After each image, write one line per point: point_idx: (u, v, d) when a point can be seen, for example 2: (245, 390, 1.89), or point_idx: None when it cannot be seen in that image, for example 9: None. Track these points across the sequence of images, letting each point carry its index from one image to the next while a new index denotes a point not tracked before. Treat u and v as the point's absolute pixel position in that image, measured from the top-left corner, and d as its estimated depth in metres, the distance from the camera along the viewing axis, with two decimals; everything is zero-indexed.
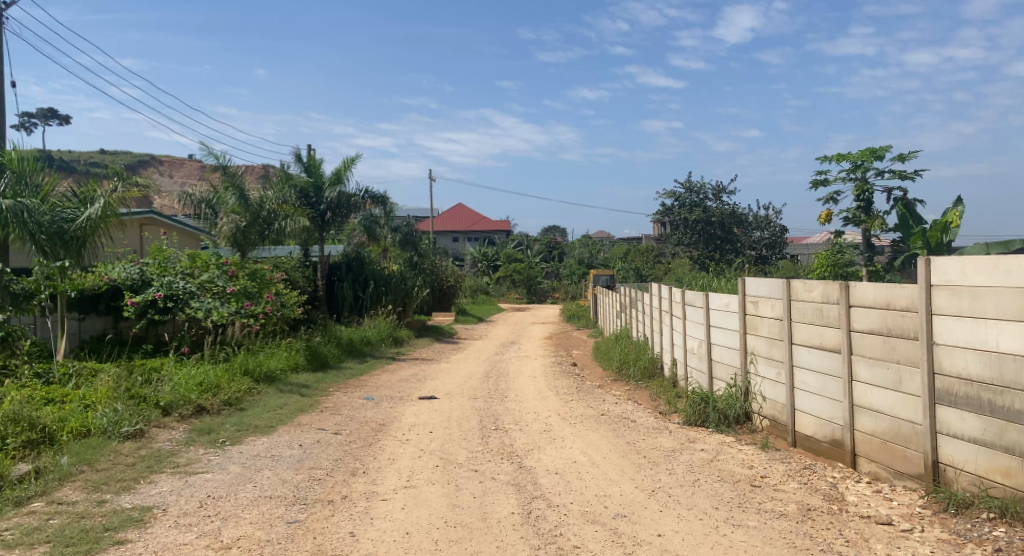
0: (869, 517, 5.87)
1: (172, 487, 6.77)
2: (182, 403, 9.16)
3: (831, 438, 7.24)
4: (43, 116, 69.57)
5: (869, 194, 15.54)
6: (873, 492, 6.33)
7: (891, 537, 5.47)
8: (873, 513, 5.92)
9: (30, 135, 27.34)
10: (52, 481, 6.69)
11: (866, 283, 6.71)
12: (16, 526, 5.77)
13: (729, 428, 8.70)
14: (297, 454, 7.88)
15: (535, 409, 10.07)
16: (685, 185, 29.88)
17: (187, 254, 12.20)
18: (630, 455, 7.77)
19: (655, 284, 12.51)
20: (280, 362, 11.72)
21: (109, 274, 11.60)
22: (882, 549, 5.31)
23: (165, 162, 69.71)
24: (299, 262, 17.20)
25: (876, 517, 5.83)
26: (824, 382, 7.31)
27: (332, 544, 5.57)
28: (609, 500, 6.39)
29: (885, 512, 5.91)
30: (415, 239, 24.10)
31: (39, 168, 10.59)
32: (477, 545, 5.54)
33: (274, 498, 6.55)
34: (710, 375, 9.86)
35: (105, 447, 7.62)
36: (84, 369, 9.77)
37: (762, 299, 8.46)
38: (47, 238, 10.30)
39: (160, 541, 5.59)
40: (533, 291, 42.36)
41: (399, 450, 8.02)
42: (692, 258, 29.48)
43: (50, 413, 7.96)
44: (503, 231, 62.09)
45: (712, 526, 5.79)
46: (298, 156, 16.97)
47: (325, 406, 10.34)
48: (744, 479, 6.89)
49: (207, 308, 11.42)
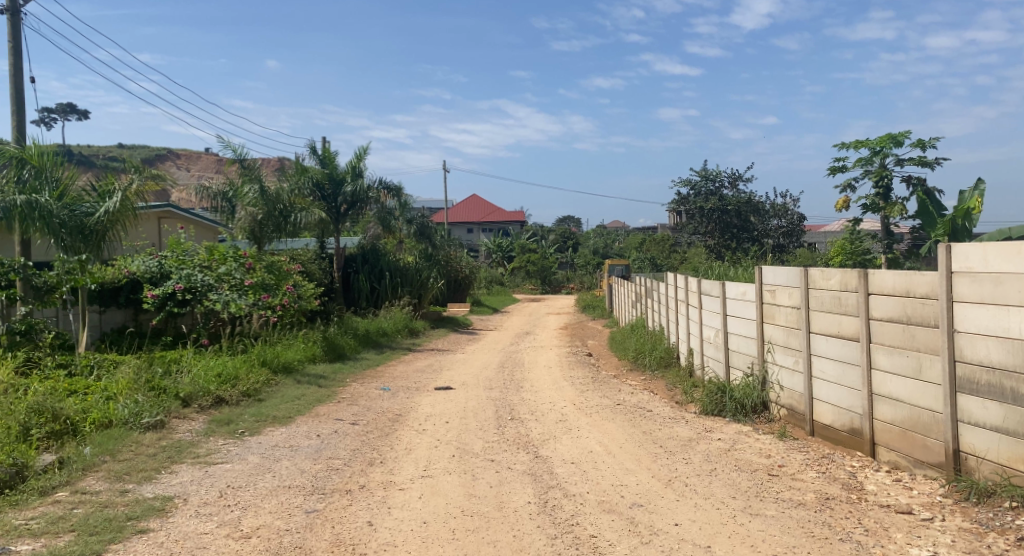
0: (888, 506, 5.84)
1: (193, 477, 6.86)
2: (202, 394, 9.27)
3: (849, 426, 7.21)
4: (62, 110, 70.42)
5: (887, 180, 15.37)
6: (893, 482, 6.30)
7: (911, 526, 5.46)
8: (893, 502, 5.90)
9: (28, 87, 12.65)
10: (76, 471, 6.79)
11: (885, 270, 6.67)
12: (42, 515, 5.88)
13: (747, 417, 8.68)
14: (315, 445, 7.95)
15: (550, 399, 10.12)
16: (700, 173, 29.66)
17: (204, 247, 12.25)
18: (647, 444, 7.78)
19: (671, 274, 12.46)
20: (298, 353, 11.83)
21: (128, 268, 11.66)
22: (902, 538, 5.29)
23: (182, 156, 70.77)
24: (315, 254, 17.31)
25: (896, 506, 5.82)
26: (842, 370, 7.27)
27: (350, 533, 5.62)
28: (625, 490, 6.40)
29: (905, 501, 5.90)
30: (430, 230, 24.22)
31: (59, 163, 10.67)
32: (494, 534, 5.57)
33: (293, 488, 6.61)
34: (727, 364, 9.81)
35: (126, 438, 7.72)
36: (106, 360, 9.85)
37: (780, 287, 8.41)
38: (67, 232, 10.42)
39: (181, 531, 5.67)
40: (547, 281, 42.46)
41: (416, 440, 8.08)
42: (707, 247, 29.27)
43: (73, 404, 8.08)
44: (519, 223, 62.08)
45: (729, 515, 5.79)
46: (313, 148, 17.00)
47: (342, 396, 10.41)
48: (762, 468, 6.88)
49: (226, 300, 11.42)
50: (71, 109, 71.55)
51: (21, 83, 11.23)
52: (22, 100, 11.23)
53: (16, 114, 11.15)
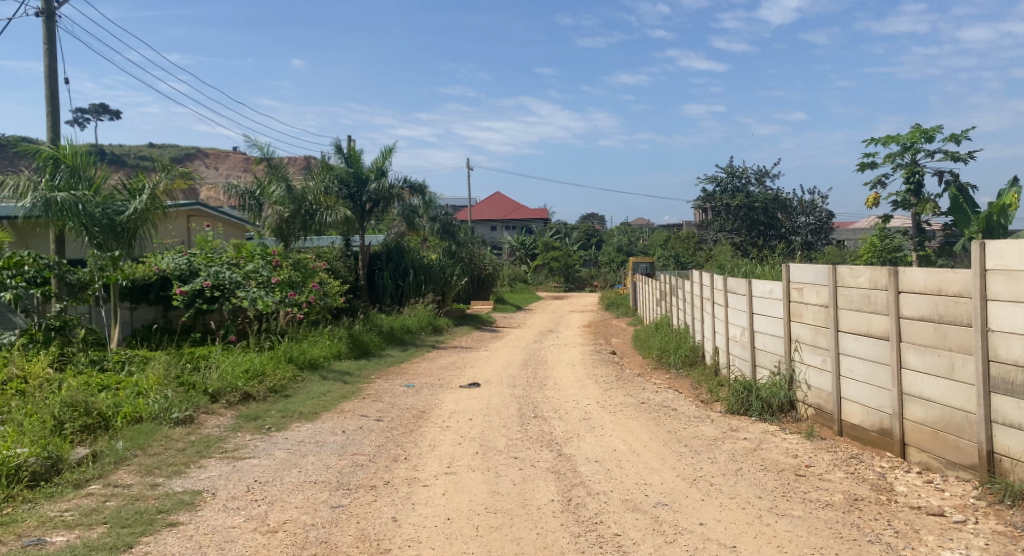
0: (919, 508, 5.76)
1: (221, 472, 6.97)
2: (230, 390, 9.41)
3: (879, 427, 7.12)
4: (95, 111, 71.54)
5: (919, 176, 15.07)
6: (924, 483, 6.21)
7: (943, 529, 5.38)
8: (923, 503, 5.82)
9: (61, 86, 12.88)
10: (108, 464, 6.93)
11: (916, 267, 6.57)
12: (76, 507, 6.01)
13: (773, 417, 8.60)
14: (341, 441, 8.03)
15: (574, 397, 10.10)
16: (726, 170, 29.40)
17: (232, 246, 12.56)
18: (671, 443, 7.74)
19: (697, 272, 12.37)
20: (324, 350, 11.95)
21: (158, 265, 11.82)
22: (933, 541, 5.22)
23: (210, 154, 71.65)
24: (340, 252, 17.44)
25: (927, 508, 5.74)
26: (871, 370, 7.18)
27: (374, 529, 5.67)
28: (649, 489, 6.39)
29: (936, 503, 5.82)
30: (453, 228, 24.30)
31: (91, 162, 10.86)
32: (517, 531, 5.59)
33: (319, 483, 6.69)
34: (754, 363, 9.72)
35: (157, 433, 7.86)
36: (137, 356, 10.04)
37: (808, 285, 8.31)
38: (99, 230, 10.62)
39: (210, 524, 5.76)
40: (571, 278, 42.34)
41: (439, 437, 8.13)
42: (734, 244, 29.01)
43: (105, 398, 8.23)
44: (542, 220, 61.97)
45: (755, 515, 5.75)
46: (338, 146, 17.12)
47: (367, 393, 10.49)
48: (788, 468, 6.82)
49: (253, 297, 11.59)
50: (104, 109, 72.66)
51: (55, 84, 11.45)
52: (57, 101, 11.46)
53: (50, 114, 11.38)
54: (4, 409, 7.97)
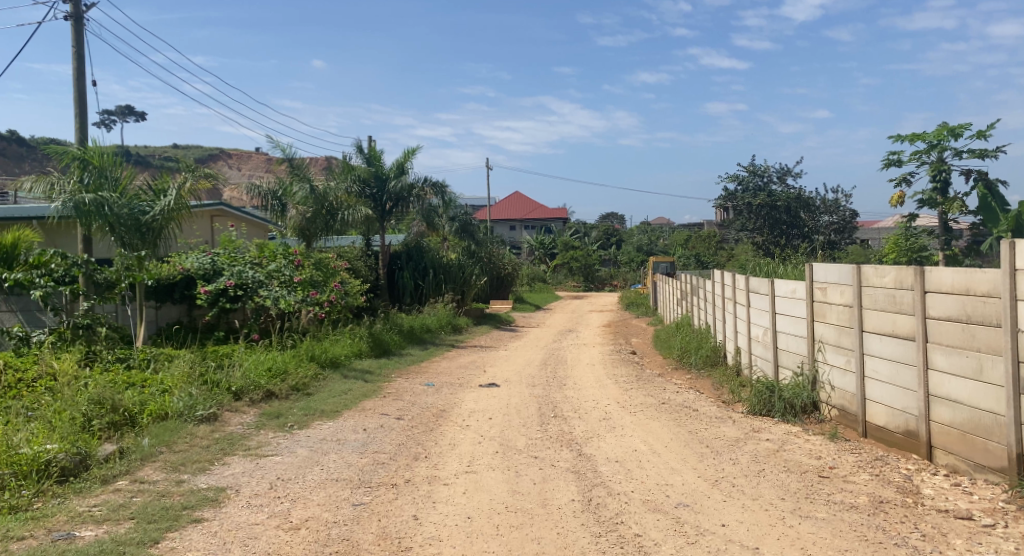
0: (947, 511, 5.71)
1: (244, 469, 7.05)
2: (253, 388, 9.52)
3: (904, 428, 7.05)
4: (121, 113, 72.44)
5: (946, 174, 14.89)
6: (951, 486, 6.15)
7: (972, 532, 5.33)
8: (951, 507, 5.76)
9: (89, 87, 13.06)
10: (135, 461, 7.04)
11: (942, 267, 6.50)
12: (104, 503, 6.11)
13: (796, 417, 8.55)
14: (362, 439, 8.09)
15: (594, 397, 10.09)
16: (748, 169, 29.21)
17: (255, 245, 12.69)
18: (692, 444, 7.71)
19: (718, 271, 12.30)
20: (345, 348, 12.04)
21: (182, 265, 11.94)
22: (962, 545, 5.17)
23: (233, 155, 72.33)
24: (360, 252, 17.54)
25: (955, 511, 5.68)
26: (896, 370, 7.11)
27: (396, 527, 5.71)
28: (671, 489, 6.38)
29: (964, 506, 5.75)
30: (473, 227, 24.35)
31: (118, 163, 11.02)
32: (537, 531, 5.60)
33: (341, 481, 6.75)
34: (776, 364, 9.66)
35: (181, 430, 7.96)
36: (162, 353, 10.18)
37: (831, 285, 8.25)
38: (125, 230, 10.77)
39: (234, 521, 5.84)
40: (591, 278, 42.26)
41: (460, 436, 8.17)
42: (756, 244, 28.82)
43: (132, 396, 8.35)
44: (561, 220, 61.89)
45: (779, 517, 5.72)
46: (359, 146, 17.22)
47: (387, 391, 10.55)
48: (812, 469, 6.78)
49: (276, 296, 11.72)
50: (129, 111, 73.54)
51: (83, 86, 11.62)
52: (85, 103, 11.62)
53: (77, 115, 11.56)
54: (34, 406, 8.11)
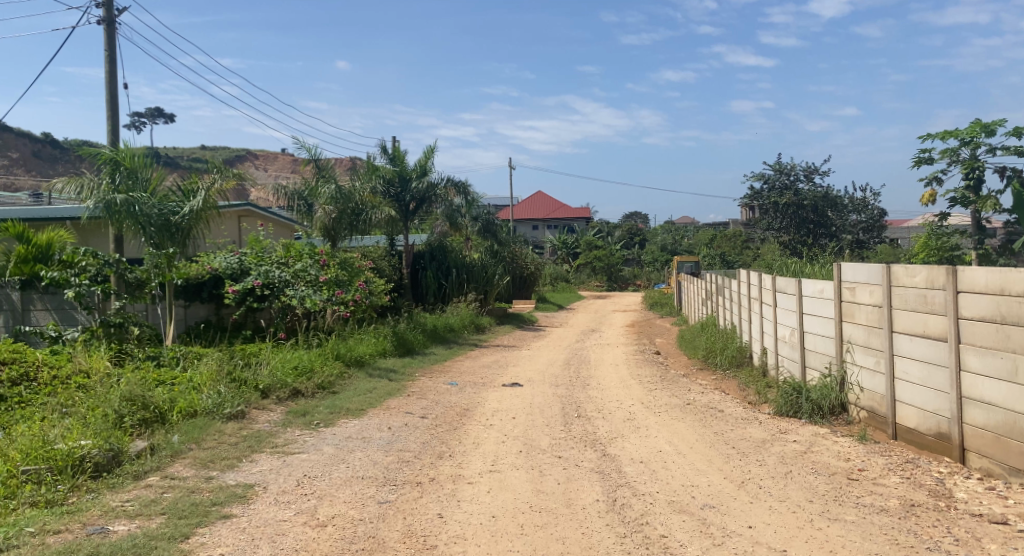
0: (980, 515, 5.63)
1: (272, 466, 7.14)
2: (280, 386, 9.64)
3: (936, 431, 6.96)
4: (150, 115, 73.39)
5: (979, 172, 14.66)
6: (986, 490, 6.06)
7: (1006, 537, 5.25)
8: (985, 511, 5.68)
9: (122, 89, 13.28)
10: (165, 457, 7.16)
11: (975, 267, 6.41)
12: (136, 498, 6.23)
13: (824, 419, 8.48)
14: (386, 437, 8.14)
15: (618, 397, 10.08)
16: (774, 167, 28.89)
17: (282, 245, 12.82)
18: (718, 445, 7.67)
19: (744, 270, 12.22)
20: (369, 347, 12.13)
21: (210, 265, 12.07)
22: (996, 549, 5.10)
23: (260, 157, 73.12)
24: (385, 252, 17.63)
25: (989, 515, 5.60)
26: (928, 372, 7.02)
27: (421, 525, 5.75)
28: (696, 491, 6.35)
29: (998, 511, 5.67)
30: (495, 227, 24.38)
31: (148, 164, 11.21)
32: (562, 530, 5.62)
33: (366, 479, 6.81)
34: (804, 364, 9.57)
35: (210, 427, 8.08)
36: (191, 352, 10.33)
37: (860, 285, 8.16)
38: (156, 230, 10.95)
39: (262, 517, 5.92)
40: (614, 278, 42.14)
41: (483, 435, 8.20)
42: (782, 243, 28.53)
43: (161, 393, 8.48)
44: (585, 219, 61.73)
45: (806, 519, 5.68)
46: (384, 146, 17.33)
47: (411, 390, 10.62)
48: (840, 471, 6.72)
49: (302, 295, 11.85)
50: (159, 113, 74.49)
51: (114, 88, 11.83)
52: (116, 104, 11.83)
53: (109, 117, 11.77)
54: (68, 403, 8.28)
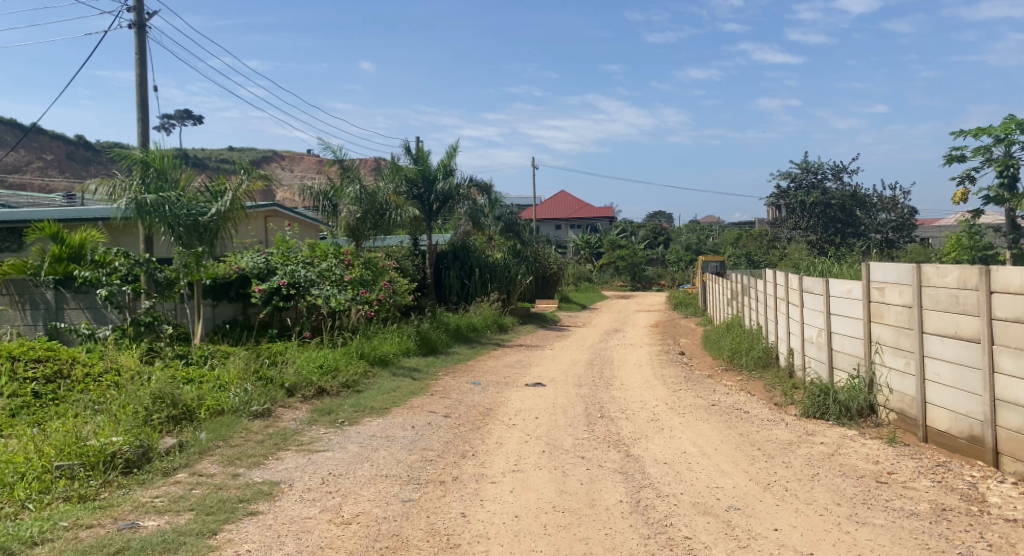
0: (1014, 520, 5.53)
1: (297, 464, 7.21)
2: (305, 385, 9.73)
3: (968, 434, 6.84)
4: (179, 116, 74.28)
5: (1013, 170, 14.38)
6: (1019, 495, 5.95)
7: None
8: (1019, 516, 5.58)
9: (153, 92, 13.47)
10: (194, 454, 7.26)
11: (1010, 267, 6.29)
12: (165, 494, 6.32)
13: (852, 421, 8.38)
14: (410, 436, 8.18)
15: (641, 397, 10.04)
16: (801, 166, 28.58)
17: (307, 245, 12.94)
18: (744, 446, 7.61)
19: (770, 271, 12.11)
20: (393, 346, 12.20)
21: (238, 265, 12.21)
22: None
23: (285, 158, 73.73)
24: (409, 252, 17.71)
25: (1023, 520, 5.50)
26: (960, 373, 6.91)
27: (445, 524, 5.78)
28: (721, 492, 6.30)
29: None
30: (518, 227, 24.39)
31: (177, 165, 11.36)
32: (585, 531, 5.61)
33: (390, 477, 6.85)
34: (831, 366, 9.46)
35: (237, 425, 8.18)
36: (218, 351, 10.45)
37: (889, 285, 8.05)
38: (185, 230, 11.11)
39: (287, 514, 5.98)
40: (638, 278, 41.95)
41: (506, 434, 8.22)
42: (809, 242, 28.22)
43: (189, 391, 8.59)
44: (609, 219, 61.50)
45: (834, 522, 5.62)
46: (408, 147, 17.42)
47: (435, 389, 10.66)
48: (868, 474, 6.63)
49: (327, 295, 11.94)
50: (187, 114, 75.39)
51: (144, 90, 12.00)
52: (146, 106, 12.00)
53: (140, 119, 11.95)
54: (99, 400, 8.42)
